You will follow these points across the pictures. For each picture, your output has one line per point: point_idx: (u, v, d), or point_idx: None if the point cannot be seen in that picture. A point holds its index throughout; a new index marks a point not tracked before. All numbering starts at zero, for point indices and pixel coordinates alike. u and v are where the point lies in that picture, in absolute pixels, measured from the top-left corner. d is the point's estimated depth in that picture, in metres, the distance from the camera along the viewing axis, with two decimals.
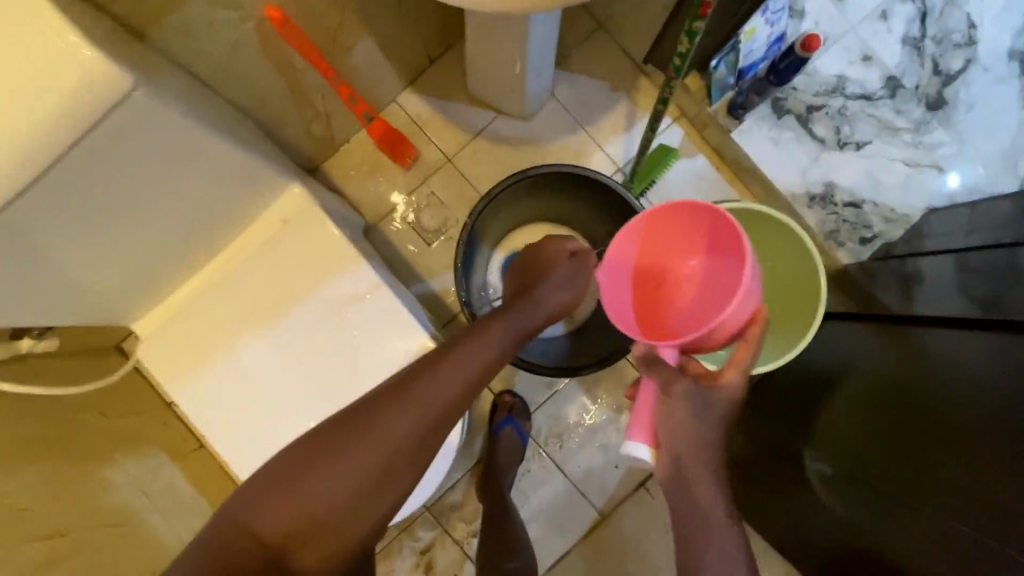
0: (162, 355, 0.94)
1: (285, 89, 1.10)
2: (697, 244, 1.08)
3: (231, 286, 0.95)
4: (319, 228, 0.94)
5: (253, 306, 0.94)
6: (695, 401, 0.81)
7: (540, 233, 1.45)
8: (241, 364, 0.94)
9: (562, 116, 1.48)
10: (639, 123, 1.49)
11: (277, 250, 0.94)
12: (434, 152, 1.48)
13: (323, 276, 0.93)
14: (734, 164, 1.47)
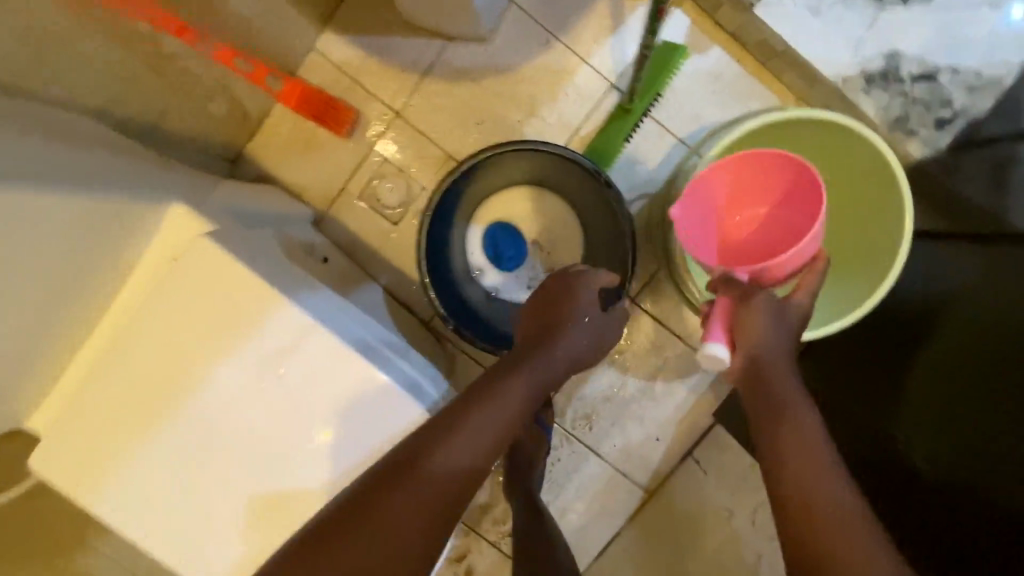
0: (71, 449, 0.74)
1: (145, 70, 0.80)
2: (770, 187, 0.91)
3: (130, 352, 0.72)
4: (214, 261, 0.70)
5: (157, 375, 0.72)
6: (773, 313, 0.74)
7: (518, 198, 1.16)
8: (165, 451, 0.74)
9: (529, 29, 1.14)
10: (629, 18, 1.13)
11: (170, 298, 0.71)
12: (376, 107, 1.17)
13: (236, 325, 0.70)
14: (761, 50, 1.12)
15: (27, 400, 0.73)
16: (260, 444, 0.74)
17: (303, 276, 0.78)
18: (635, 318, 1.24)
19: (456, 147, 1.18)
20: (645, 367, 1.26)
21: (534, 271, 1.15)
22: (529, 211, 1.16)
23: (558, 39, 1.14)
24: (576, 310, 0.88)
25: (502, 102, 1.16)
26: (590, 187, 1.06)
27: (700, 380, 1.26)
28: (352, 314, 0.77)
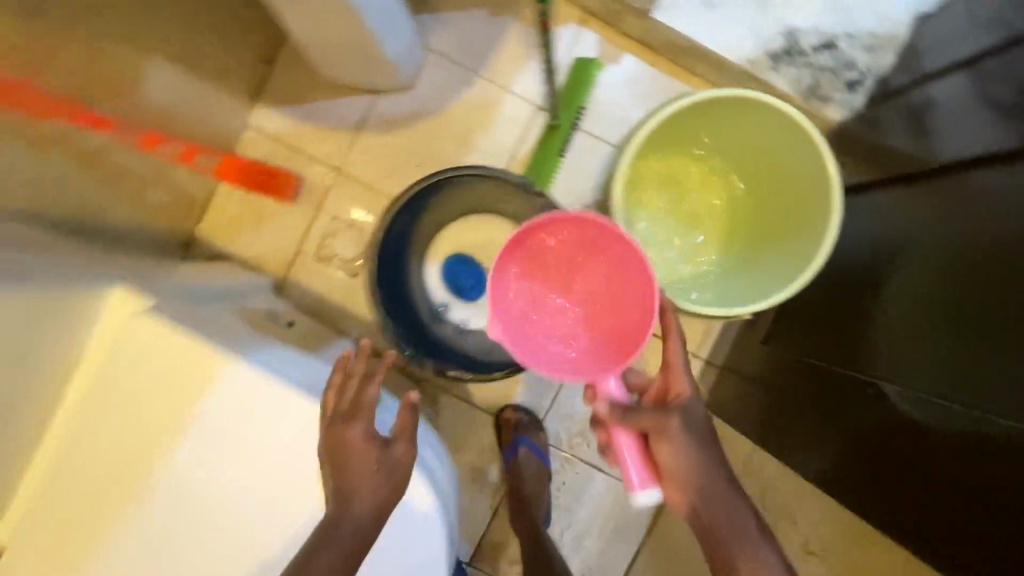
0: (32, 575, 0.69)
1: (85, 181, 0.83)
2: (545, 337, 0.80)
3: (92, 457, 0.70)
4: (149, 334, 0.70)
5: (118, 460, 0.70)
6: (690, 431, 0.75)
7: (462, 231, 1.16)
8: (141, 539, 0.70)
9: (449, 70, 1.20)
10: (540, 44, 1.19)
11: (122, 377, 0.70)
12: (318, 169, 1.20)
13: (190, 392, 0.71)
14: (668, 50, 1.17)
15: None
16: (221, 525, 0.71)
17: (262, 342, 0.80)
18: None
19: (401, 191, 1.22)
20: None
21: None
22: (480, 235, 1.16)
23: (477, 75, 1.20)
24: (350, 465, 0.71)
25: (437, 143, 1.20)
26: (519, 204, 1.10)
27: None
28: (295, 355, 0.81)
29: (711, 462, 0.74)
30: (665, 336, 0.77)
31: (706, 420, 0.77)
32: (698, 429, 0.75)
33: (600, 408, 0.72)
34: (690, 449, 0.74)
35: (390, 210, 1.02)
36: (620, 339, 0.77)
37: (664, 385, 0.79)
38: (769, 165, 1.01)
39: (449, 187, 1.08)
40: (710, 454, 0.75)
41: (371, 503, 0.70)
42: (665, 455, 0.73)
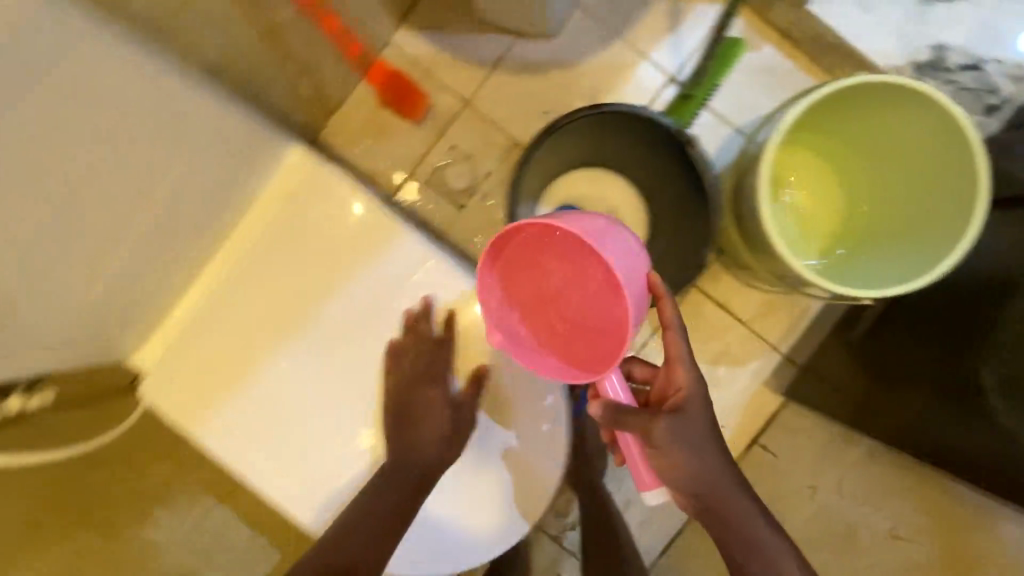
0: (172, 381, 0.79)
1: (266, 50, 0.86)
2: (563, 346, 0.78)
3: (251, 292, 0.80)
4: (329, 200, 0.80)
5: (279, 302, 0.80)
6: (683, 430, 0.72)
7: (583, 177, 1.18)
8: (275, 377, 0.81)
9: (592, 27, 1.22)
10: (686, 18, 1.21)
11: (296, 231, 0.80)
12: (447, 99, 1.24)
13: (354, 256, 0.80)
14: (812, 45, 1.18)
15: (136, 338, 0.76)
16: (331, 395, 0.82)
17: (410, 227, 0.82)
18: (697, 303, 1.25)
19: (522, 134, 1.24)
20: (708, 352, 1.24)
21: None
22: (595, 190, 1.18)
23: (619, 36, 1.22)
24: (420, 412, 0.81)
25: (567, 94, 1.23)
26: (663, 152, 1.05)
27: (764, 366, 1.24)
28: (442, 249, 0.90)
29: (706, 459, 0.72)
30: (666, 332, 0.72)
31: (700, 418, 0.74)
32: (693, 429, 0.73)
33: (593, 411, 0.72)
34: (681, 452, 0.71)
35: (535, 139, 0.99)
36: (609, 338, 0.74)
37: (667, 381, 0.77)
38: (903, 168, 0.99)
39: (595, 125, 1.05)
40: (706, 449, 0.73)
41: (433, 444, 0.81)
42: (658, 462, 0.72)
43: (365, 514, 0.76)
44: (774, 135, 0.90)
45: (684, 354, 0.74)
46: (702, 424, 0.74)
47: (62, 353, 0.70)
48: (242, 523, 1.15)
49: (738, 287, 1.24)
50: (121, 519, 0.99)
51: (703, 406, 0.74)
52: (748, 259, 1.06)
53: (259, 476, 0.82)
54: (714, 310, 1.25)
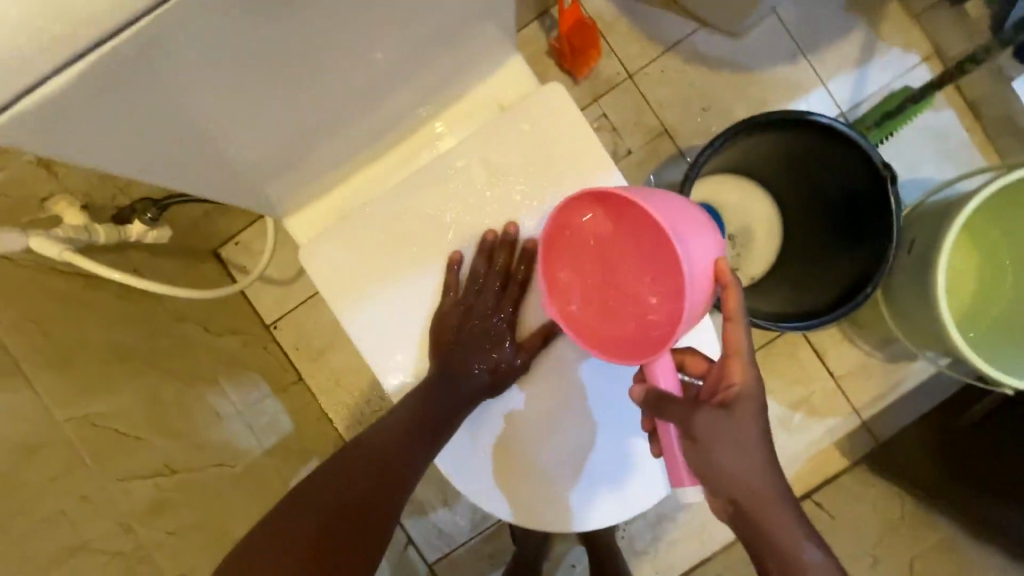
0: (335, 272, 0.72)
1: None
2: (605, 338, 0.64)
3: (445, 181, 0.70)
4: (555, 114, 0.69)
5: (466, 207, 0.71)
6: (721, 435, 0.55)
7: (729, 186, 1.09)
8: (429, 277, 0.72)
9: (781, 38, 1.18)
10: (876, 59, 1.18)
11: (506, 136, 0.69)
12: (612, 66, 1.20)
13: (561, 179, 0.69)
14: (996, 124, 1.14)
15: (297, 198, 0.73)
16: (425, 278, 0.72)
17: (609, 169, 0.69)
18: (794, 343, 1.20)
19: (674, 123, 1.20)
20: (790, 394, 1.20)
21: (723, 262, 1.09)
22: (740, 201, 1.09)
23: (804, 56, 1.18)
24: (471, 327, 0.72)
25: (733, 98, 1.19)
26: (837, 182, 0.93)
27: (840, 426, 1.21)
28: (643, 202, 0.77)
29: (746, 474, 0.55)
30: (725, 319, 0.56)
31: (752, 422, 0.56)
32: (739, 435, 0.55)
33: (635, 393, 0.60)
34: (721, 454, 0.55)
35: (718, 134, 0.88)
36: (657, 326, 0.61)
37: (717, 374, 0.59)
38: None
39: (775, 138, 0.93)
40: (752, 462, 0.55)
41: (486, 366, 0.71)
42: (693, 460, 0.57)
43: (306, 498, 0.62)
44: (959, 210, 0.87)
45: (739, 338, 0.56)
46: (754, 431, 0.56)
47: (233, 192, 0.66)
48: (289, 418, 1.11)
49: (839, 340, 1.20)
50: (195, 381, 0.93)
51: (759, 408, 0.57)
52: (890, 323, 1.04)
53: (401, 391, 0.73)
54: (810, 356, 1.21)
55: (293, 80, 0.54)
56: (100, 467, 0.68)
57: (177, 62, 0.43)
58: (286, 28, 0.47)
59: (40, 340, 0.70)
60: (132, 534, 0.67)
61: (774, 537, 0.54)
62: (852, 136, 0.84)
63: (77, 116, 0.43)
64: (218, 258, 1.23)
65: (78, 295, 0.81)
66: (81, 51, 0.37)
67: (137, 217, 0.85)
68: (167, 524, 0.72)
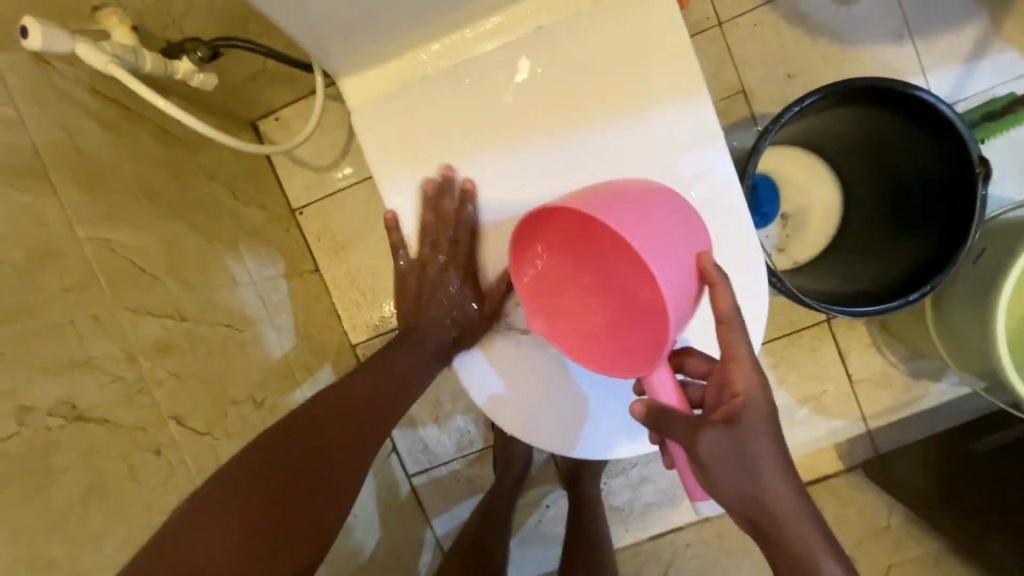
0: (390, 136, 0.68)
1: None
2: (608, 347, 0.62)
3: (519, 69, 0.65)
4: (647, 20, 0.63)
5: (533, 105, 0.66)
6: (728, 450, 0.51)
7: (794, 164, 1.01)
8: (478, 174, 0.68)
9: (890, 15, 1.09)
10: (988, 57, 1.08)
11: (591, 36, 0.64)
12: (703, 9, 1.12)
13: (639, 94, 0.64)
14: None
15: (357, 60, 0.68)
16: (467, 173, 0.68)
17: (690, 89, 0.64)
18: (819, 339, 1.16)
19: (754, 85, 1.12)
20: (804, 388, 1.17)
21: (769, 239, 1.02)
22: (802, 180, 1.02)
23: (911, 39, 1.09)
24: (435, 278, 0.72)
25: (824, 69, 1.11)
26: (919, 169, 0.85)
27: (842, 429, 1.18)
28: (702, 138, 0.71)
29: (759, 488, 0.51)
30: (716, 322, 0.54)
31: (760, 433, 0.52)
32: (748, 447, 0.51)
33: (634, 409, 0.57)
34: (730, 475, 0.51)
35: (808, 94, 0.79)
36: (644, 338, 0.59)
37: (720, 383, 0.56)
38: None
39: (861, 107, 0.84)
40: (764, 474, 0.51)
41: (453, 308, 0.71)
42: (702, 482, 0.53)
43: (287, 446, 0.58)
44: None
45: (738, 342, 0.54)
46: (764, 444, 0.52)
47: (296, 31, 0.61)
48: (300, 303, 1.10)
49: (866, 346, 1.16)
50: (214, 240, 0.91)
51: (770, 415, 0.53)
52: (933, 333, 1.01)
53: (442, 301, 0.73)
54: (833, 356, 1.17)
55: None
56: (111, 291, 0.66)
57: None
58: None
59: (68, 152, 0.68)
60: (134, 363, 0.65)
61: (797, 557, 0.48)
62: (953, 118, 0.75)
63: None
64: (255, 131, 1.19)
65: (111, 122, 0.77)
66: None
67: (185, 55, 0.81)
68: (169, 365, 0.70)
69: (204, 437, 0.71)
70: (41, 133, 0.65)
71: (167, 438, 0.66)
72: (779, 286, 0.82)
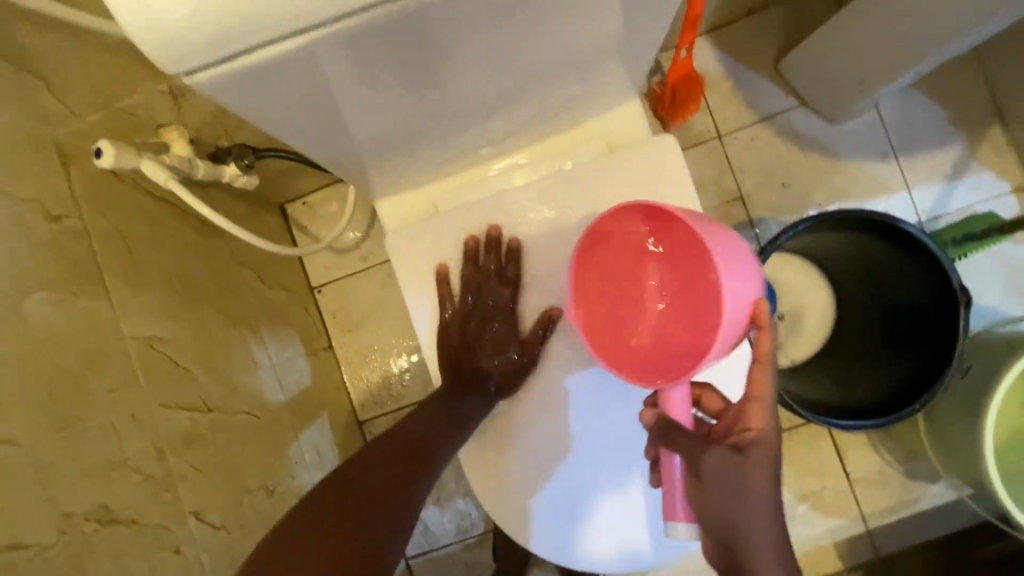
0: (417, 253, 0.74)
1: None
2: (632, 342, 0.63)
3: (538, 200, 0.72)
4: (655, 168, 0.71)
5: (551, 237, 0.73)
6: (728, 477, 0.52)
7: (788, 267, 1.05)
8: (497, 292, 0.74)
9: (876, 135, 1.19)
10: (967, 176, 1.17)
11: (605, 178, 0.71)
12: (703, 122, 1.22)
13: None
14: None
15: (393, 183, 0.75)
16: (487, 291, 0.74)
17: None
18: (817, 435, 1.19)
19: (751, 192, 1.20)
20: (803, 484, 1.19)
21: None
22: (798, 284, 1.05)
23: (896, 157, 1.18)
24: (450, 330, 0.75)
25: (816, 180, 1.19)
26: (905, 290, 0.92)
27: (842, 528, 1.19)
28: None
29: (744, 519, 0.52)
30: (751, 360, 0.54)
31: (762, 473, 0.52)
32: (748, 481, 0.52)
33: (645, 418, 0.59)
34: (721, 498, 0.52)
35: (799, 221, 0.87)
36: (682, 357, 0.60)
37: (735, 415, 0.56)
38: None
39: (849, 233, 0.92)
40: (752, 511, 0.52)
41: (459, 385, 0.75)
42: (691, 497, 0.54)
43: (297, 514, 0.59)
44: None
45: (766, 376, 0.54)
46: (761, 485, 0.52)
47: (343, 166, 0.68)
48: (314, 381, 1.13)
49: (863, 444, 1.18)
50: (240, 325, 0.95)
51: (777, 460, 0.53)
52: (927, 440, 1.04)
53: (497, 465, 0.75)
54: (831, 452, 1.19)
55: (439, 79, 0.56)
56: (149, 390, 0.70)
57: (359, 47, 0.47)
58: (452, 35, 0.50)
59: (123, 255, 0.74)
60: (163, 460, 0.68)
61: None
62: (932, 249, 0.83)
63: (256, 80, 0.47)
64: (283, 212, 1.26)
65: (161, 220, 0.83)
66: (306, 36, 0.44)
67: (233, 161, 0.87)
68: (194, 459, 0.73)
69: (218, 531, 0.73)
70: (100, 239, 0.71)
71: (185, 535, 0.68)
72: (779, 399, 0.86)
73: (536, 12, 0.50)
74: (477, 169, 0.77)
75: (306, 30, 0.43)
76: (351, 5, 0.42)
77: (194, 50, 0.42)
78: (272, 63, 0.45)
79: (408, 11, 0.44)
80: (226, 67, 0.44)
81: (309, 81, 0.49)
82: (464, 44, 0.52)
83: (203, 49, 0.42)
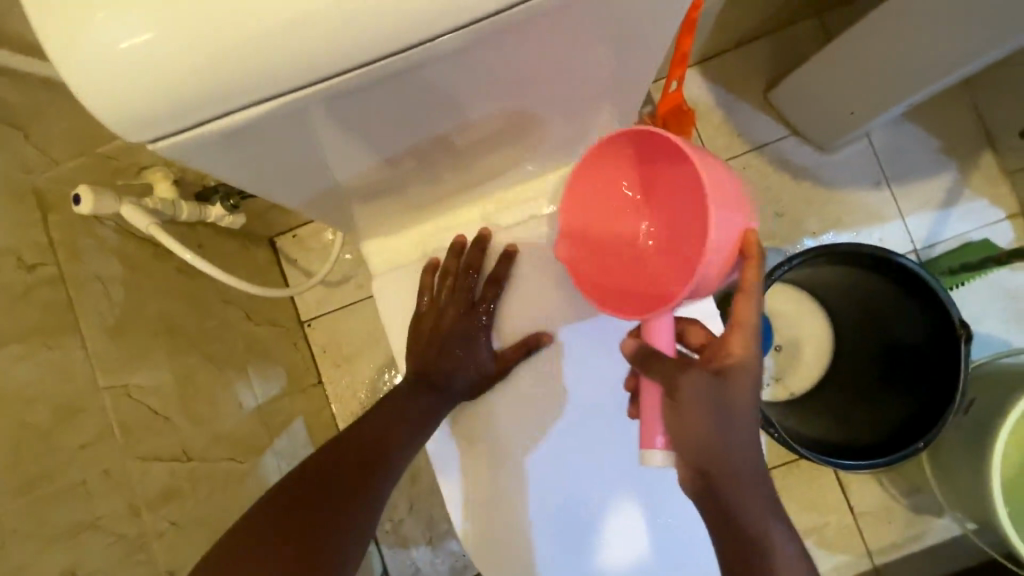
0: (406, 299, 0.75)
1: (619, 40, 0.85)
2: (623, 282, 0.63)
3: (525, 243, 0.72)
4: None
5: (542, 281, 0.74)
6: (714, 400, 0.50)
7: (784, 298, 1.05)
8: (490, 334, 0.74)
9: (869, 164, 1.19)
10: (961, 204, 1.17)
11: None
12: None
13: None
14: None
15: (379, 225, 0.74)
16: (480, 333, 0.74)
17: None
18: (819, 469, 1.16)
19: None
20: (806, 520, 1.16)
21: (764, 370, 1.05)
22: (795, 315, 1.05)
23: (888, 186, 1.18)
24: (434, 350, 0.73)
25: (810, 209, 1.19)
26: (901, 324, 0.91)
27: (848, 566, 1.15)
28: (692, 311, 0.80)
29: (727, 443, 0.50)
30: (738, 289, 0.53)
31: (745, 395, 0.51)
32: (733, 405, 0.50)
33: (627, 345, 0.57)
34: (704, 421, 0.50)
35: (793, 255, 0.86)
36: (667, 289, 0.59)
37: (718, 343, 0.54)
38: None
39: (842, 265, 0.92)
40: (733, 432, 0.50)
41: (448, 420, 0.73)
42: (670, 421, 0.52)
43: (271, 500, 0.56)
44: None
45: (756, 301, 0.52)
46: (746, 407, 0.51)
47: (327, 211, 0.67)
48: (302, 420, 1.10)
49: (866, 478, 1.15)
50: (226, 366, 0.93)
51: (756, 384, 0.52)
52: (931, 476, 1.01)
53: (486, 514, 0.73)
54: (834, 487, 1.16)
55: (422, 129, 0.56)
56: (125, 443, 0.67)
57: (333, 107, 0.46)
58: (431, 90, 0.49)
59: (102, 302, 0.72)
60: (138, 517, 0.65)
61: (746, 519, 0.50)
62: (929, 282, 0.83)
63: (225, 142, 0.46)
64: (272, 245, 1.24)
65: (142, 263, 0.81)
66: (274, 102, 0.43)
67: (218, 201, 0.86)
68: (171, 514, 0.70)
69: None
70: (78, 287, 0.69)
71: None
72: (780, 439, 0.83)
73: (519, 62, 0.50)
74: (466, 209, 0.76)
75: (295, 91, 0.43)
76: (320, 70, 0.41)
77: (170, 118, 0.41)
78: (239, 127, 0.44)
79: (391, 71, 0.44)
80: (192, 133, 0.43)
81: (293, 137, 0.48)
82: (449, 95, 0.51)
83: (170, 116, 0.41)
